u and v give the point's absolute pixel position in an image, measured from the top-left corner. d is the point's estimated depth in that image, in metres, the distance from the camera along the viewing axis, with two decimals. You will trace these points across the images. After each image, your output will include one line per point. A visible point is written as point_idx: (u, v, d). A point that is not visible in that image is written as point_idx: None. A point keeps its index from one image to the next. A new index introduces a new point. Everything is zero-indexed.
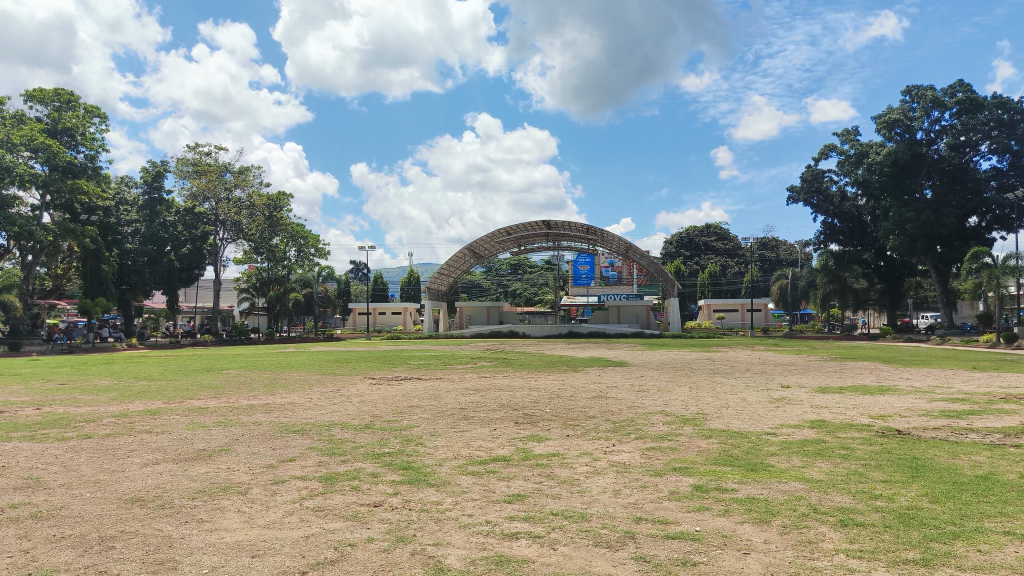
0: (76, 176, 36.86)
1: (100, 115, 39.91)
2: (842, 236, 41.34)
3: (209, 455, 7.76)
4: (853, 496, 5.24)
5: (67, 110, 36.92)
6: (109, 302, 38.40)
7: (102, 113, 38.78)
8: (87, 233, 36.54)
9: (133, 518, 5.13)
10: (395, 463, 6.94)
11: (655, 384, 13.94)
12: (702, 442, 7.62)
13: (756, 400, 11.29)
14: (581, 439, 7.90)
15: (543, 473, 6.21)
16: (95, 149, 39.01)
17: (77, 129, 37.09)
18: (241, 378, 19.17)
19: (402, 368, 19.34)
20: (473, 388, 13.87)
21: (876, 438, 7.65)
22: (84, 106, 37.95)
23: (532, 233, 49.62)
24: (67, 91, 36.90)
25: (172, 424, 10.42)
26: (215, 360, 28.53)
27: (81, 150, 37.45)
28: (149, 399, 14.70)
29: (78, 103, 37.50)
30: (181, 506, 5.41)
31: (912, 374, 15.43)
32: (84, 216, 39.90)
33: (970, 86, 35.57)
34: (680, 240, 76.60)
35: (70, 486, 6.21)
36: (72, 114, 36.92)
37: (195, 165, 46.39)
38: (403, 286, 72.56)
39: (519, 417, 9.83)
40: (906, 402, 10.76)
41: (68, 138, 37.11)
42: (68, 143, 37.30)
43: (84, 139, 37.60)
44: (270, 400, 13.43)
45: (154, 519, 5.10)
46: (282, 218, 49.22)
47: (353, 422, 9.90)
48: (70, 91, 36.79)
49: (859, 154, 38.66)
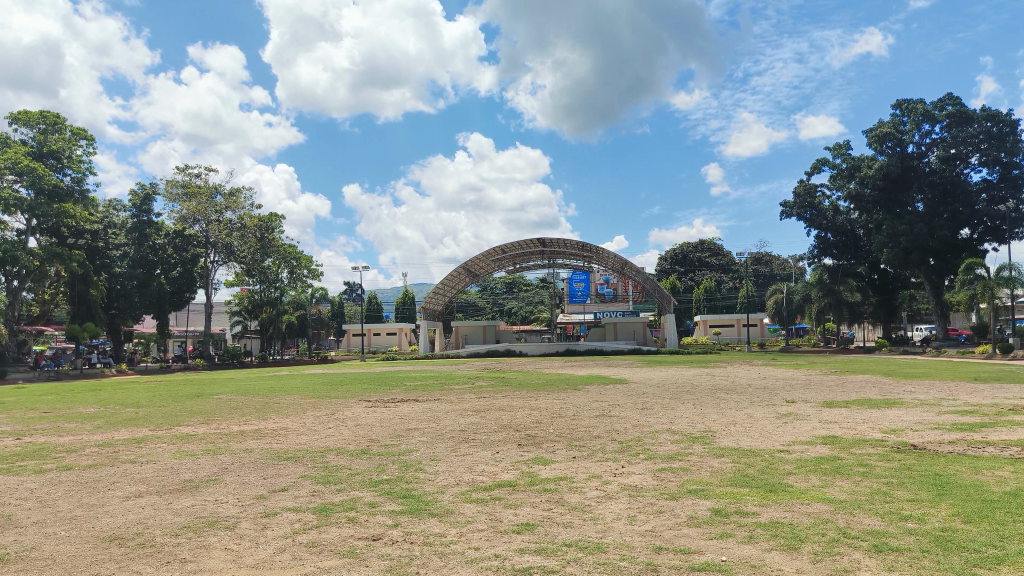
0: (61, 199, 36.48)
1: (87, 137, 39.66)
2: (836, 249, 41.56)
3: (196, 486, 7.37)
4: (882, 518, 4.95)
5: (52, 132, 36.65)
6: (98, 327, 37.79)
7: (89, 135, 38.56)
8: (75, 257, 36.07)
9: (110, 560, 4.76)
10: (394, 492, 6.58)
11: (658, 402, 13.60)
12: (714, 461, 7.34)
13: (763, 417, 11.00)
14: (588, 461, 7.58)
15: (552, 499, 5.88)
16: (82, 172, 38.74)
17: (63, 152, 36.80)
18: (232, 403, 18.69)
19: (398, 390, 18.89)
20: (473, 408, 13.54)
21: (894, 454, 7.36)
22: (70, 129, 37.75)
23: (527, 251, 49.51)
24: (53, 113, 36.77)
25: (158, 453, 10.00)
26: (205, 385, 27.92)
27: (68, 172, 37.16)
28: (135, 427, 14.18)
29: (64, 126, 37.30)
30: (163, 545, 5.04)
31: (915, 386, 15.20)
32: (71, 240, 39.64)
33: (960, 100, 36.22)
34: (674, 256, 76.87)
35: (42, 525, 5.81)
36: (57, 136, 36.64)
37: (185, 187, 46.44)
38: (397, 306, 72.09)
39: (522, 438, 9.49)
40: (915, 415, 10.48)
41: (54, 161, 36.76)
42: (54, 166, 36.97)
43: (71, 162, 37.34)
44: (262, 425, 13.03)
45: (132, 559, 4.74)
46: (274, 240, 48.86)
47: (348, 448, 9.52)
48: (55, 113, 36.67)
49: (851, 168, 38.94)
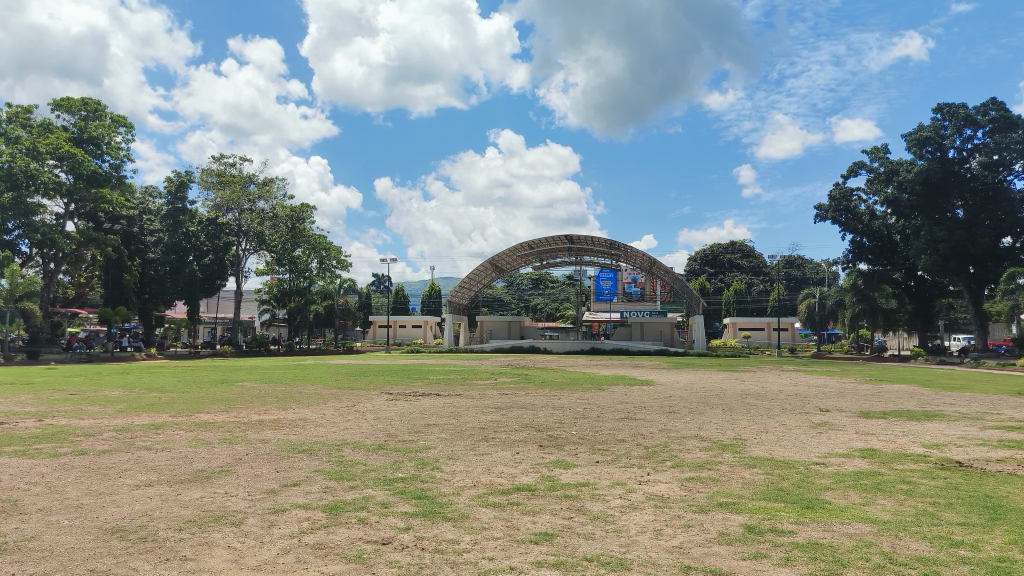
0: (99, 185, 37.42)
1: (126, 125, 40.62)
2: (871, 254, 40.38)
3: (208, 477, 7.38)
4: (931, 543, 4.59)
5: (93, 119, 37.63)
6: (130, 312, 38.90)
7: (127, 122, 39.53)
8: (109, 241, 37.05)
9: (109, 554, 4.69)
10: (409, 491, 6.42)
11: (685, 406, 13.23)
12: (745, 471, 7.04)
13: (796, 426, 10.57)
14: (610, 467, 7.33)
15: (572, 506, 5.67)
16: (120, 159, 39.63)
17: (102, 139, 37.74)
18: (256, 392, 18.83)
19: (420, 383, 18.80)
20: (494, 405, 13.36)
21: (939, 471, 6.92)
22: (110, 116, 38.63)
23: (555, 247, 49.13)
24: (94, 101, 37.72)
25: (174, 441, 10.04)
26: (231, 372, 28.28)
27: (106, 159, 38.01)
28: (156, 412, 14.34)
29: (104, 113, 38.21)
30: (165, 540, 4.99)
31: (957, 398, 14.50)
32: (108, 225, 41.36)
33: (1004, 104, 34.64)
34: (704, 257, 75.63)
35: (49, 512, 5.81)
36: (98, 123, 37.60)
37: (220, 176, 47.11)
38: (423, 299, 72.40)
39: (543, 439, 9.27)
40: (958, 429, 9.94)
41: (93, 147, 37.61)
42: (94, 153, 37.78)
43: (109, 149, 38.27)
44: (281, 416, 13.05)
45: (132, 555, 4.65)
46: (304, 230, 49.49)
47: (366, 442, 9.43)
48: (96, 101, 37.60)
49: (889, 172, 37.65)
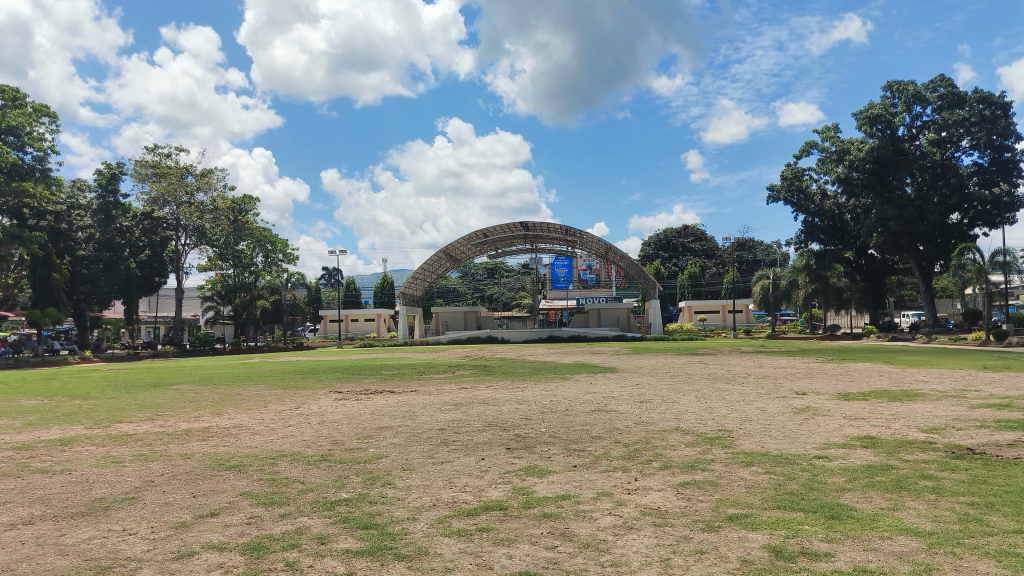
0: (23, 179, 33.96)
1: (50, 114, 37.00)
2: (822, 234, 41.08)
3: (105, 508, 5.95)
4: (1000, 563, 3.71)
5: (12, 108, 33.99)
6: (60, 313, 35.32)
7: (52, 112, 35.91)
8: (37, 239, 33.17)
9: None
10: (354, 518, 5.20)
11: (658, 395, 12.43)
12: (744, 471, 6.14)
13: (779, 412, 9.87)
14: (590, 473, 6.29)
15: (555, 531, 4.62)
16: (44, 150, 35.97)
17: (22, 129, 33.94)
18: (190, 395, 17.11)
19: (372, 380, 17.48)
20: (453, 402, 12.20)
21: (956, 462, 6.16)
22: (33, 105, 35.05)
23: (509, 235, 48.02)
24: (13, 88, 34.13)
25: (79, 459, 8.43)
26: (168, 373, 26.19)
27: (29, 151, 34.36)
28: (69, 424, 12.47)
29: (25, 102, 34.63)
30: None
31: (926, 376, 14.29)
32: (31, 221, 36.75)
33: (951, 81, 35.61)
34: (658, 242, 76.14)
35: None
36: (17, 111, 33.83)
37: (155, 168, 43.43)
38: (376, 292, 70.28)
39: (510, 441, 8.17)
40: (945, 410, 9.40)
41: (14, 139, 33.96)
42: (14, 145, 34.13)
43: (32, 140, 34.55)
44: (213, 422, 11.53)
45: None
46: (248, 222, 46.82)
47: (305, 453, 8.10)
48: (16, 88, 34.02)
49: (840, 152, 38.29)
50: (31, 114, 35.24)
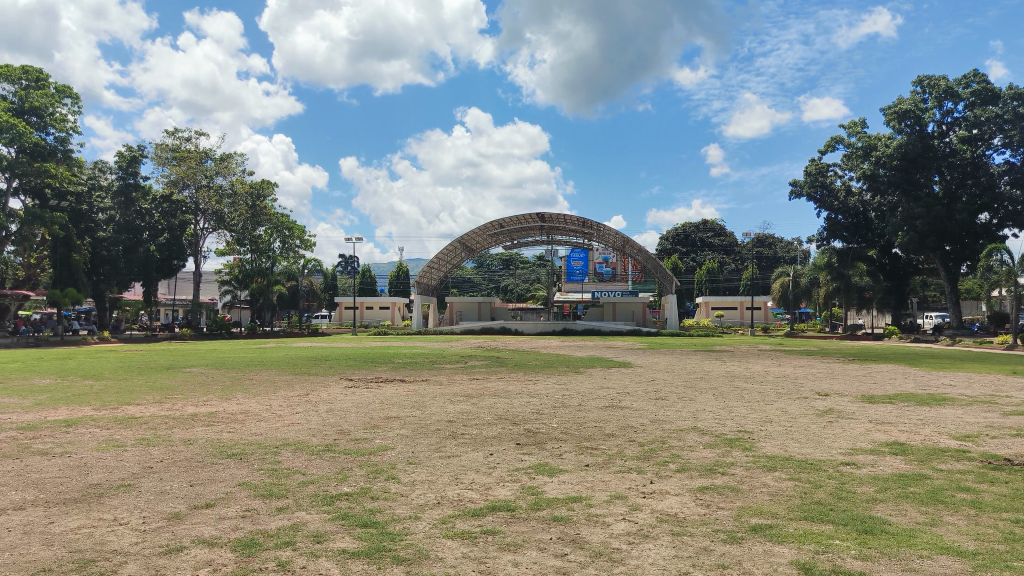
0: (44, 159, 34.39)
1: (72, 95, 37.27)
2: (846, 232, 40.22)
3: (98, 495, 5.79)
4: None
5: (35, 89, 34.09)
6: (80, 294, 35.67)
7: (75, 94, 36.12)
8: (58, 220, 33.53)
9: None
10: (353, 515, 4.97)
11: (673, 392, 12.10)
12: (767, 477, 5.81)
13: (801, 414, 9.51)
14: (603, 473, 6.01)
15: (565, 537, 4.35)
16: (66, 131, 36.25)
17: (45, 110, 34.19)
18: (202, 379, 17.10)
19: (384, 368, 17.34)
20: (464, 393, 11.97)
21: (994, 473, 5.77)
22: (56, 86, 35.29)
23: (527, 226, 47.65)
24: (36, 69, 34.30)
25: (80, 442, 8.34)
26: (183, 356, 26.35)
27: (51, 132, 34.67)
28: (77, 404, 12.46)
29: (49, 83, 34.83)
30: None
31: (953, 380, 13.77)
32: (52, 202, 37.11)
33: (986, 77, 34.38)
34: (677, 236, 75.21)
35: None
36: (41, 92, 34.03)
37: (175, 152, 43.86)
38: (391, 280, 70.48)
39: (520, 436, 7.92)
40: (977, 416, 8.96)
41: (36, 119, 34.24)
42: (36, 125, 34.41)
43: (54, 120, 34.75)
44: (220, 407, 11.43)
45: None
46: (266, 207, 46.96)
47: (310, 442, 7.93)
48: (39, 69, 34.16)
49: (866, 148, 37.30)
50: (53, 95, 35.52)
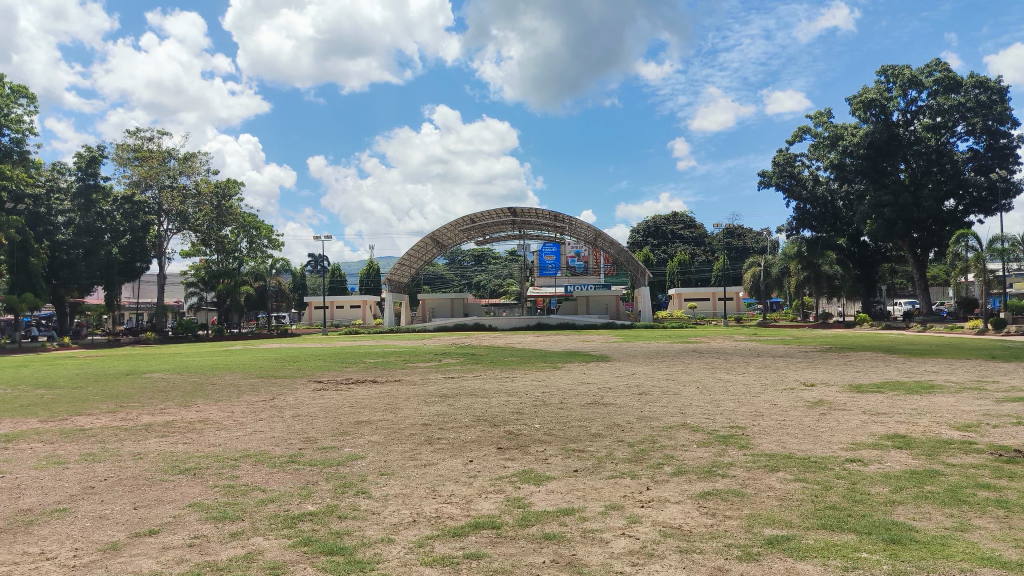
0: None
1: (27, 95, 35.26)
2: (815, 222, 40.27)
3: (28, 523, 5.01)
4: None
5: None
6: (38, 299, 33.74)
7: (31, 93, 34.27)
8: (14, 224, 31.61)
9: None
10: (316, 540, 4.33)
11: (656, 386, 11.68)
12: (773, 479, 5.34)
13: (791, 406, 9.15)
14: (593, 480, 5.49)
15: (560, 560, 3.79)
16: (22, 132, 34.31)
17: None
18: (162, 384, 16.09)
19: (355, 369, 16.62)
20: (439, 393, 11.33)
21: (1010, 467, 5.41)
22: (9, 85, 33.23)
23: (498, 221, 47.10)
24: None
25: (18, 460, 7.48)
26: (145, 361, 25.13)
27: (6, 133, 32.64)
28: (22, 416, 11.44)
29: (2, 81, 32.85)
30: None
31: (935, 367, 13.71)
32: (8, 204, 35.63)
33: (948, 66, 34.98)
34: (647, 229, 75.47)
35: None
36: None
37: (137, 152, 41.47)
38: (360, 279, 68.93)
39: (501, 439, 7.34)
40: (970, 404, 8.72)
41: None
42: None
43: (8, 120, 32.72)
44: (179, 416, 10.58)
45: None
46: (231, 207, 44.87)
47: (272, 454, 7.22)
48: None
49: (833, 137, 37.78)
50: (6, 94, 33.51)
